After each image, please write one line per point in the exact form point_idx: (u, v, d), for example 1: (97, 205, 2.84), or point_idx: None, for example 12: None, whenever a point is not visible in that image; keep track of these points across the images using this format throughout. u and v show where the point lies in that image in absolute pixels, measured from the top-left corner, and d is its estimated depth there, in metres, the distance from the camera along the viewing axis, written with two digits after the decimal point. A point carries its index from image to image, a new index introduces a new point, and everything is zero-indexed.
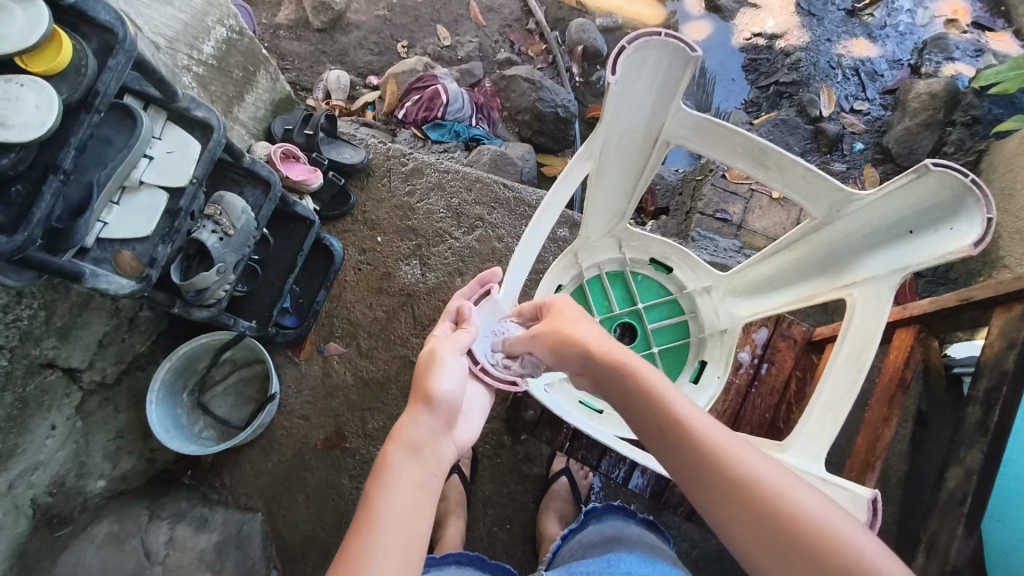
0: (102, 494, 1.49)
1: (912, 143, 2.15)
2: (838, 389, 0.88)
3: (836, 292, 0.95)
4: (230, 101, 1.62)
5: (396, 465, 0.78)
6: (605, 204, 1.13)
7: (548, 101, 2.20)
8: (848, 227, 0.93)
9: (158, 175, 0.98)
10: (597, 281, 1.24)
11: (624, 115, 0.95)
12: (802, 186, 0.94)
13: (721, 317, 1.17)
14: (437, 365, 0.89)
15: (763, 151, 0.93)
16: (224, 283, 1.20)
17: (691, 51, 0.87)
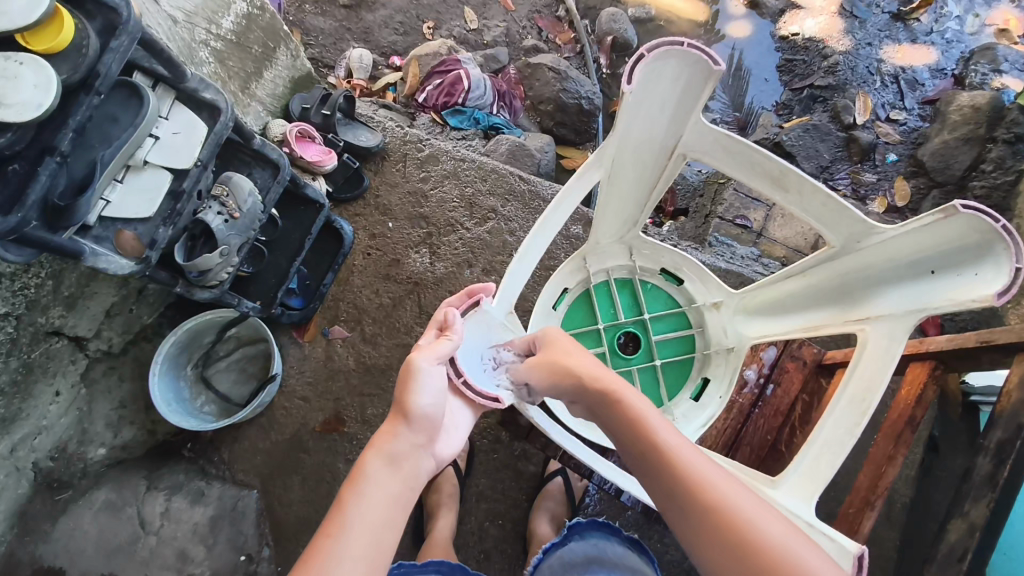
0: (102, 462, 1.51)
1: (949, 157, 2.05)
2: (838, 429, 0.85)
3: (848, 325, 0.91)
4: (248, 78, 1.60)
5: (370, 473, 0.78)
6: (616, 210, 1.08)
7: (572, 93, 2.15)
8: (867, 260, 0.88)
9: (163, 156, 0.97)
10: (604, 287, 1.20)
11: (638, 124, 0.91)
12: (823, 212, 0.89)
13: (728, 335, 1.12)
14: (416, 380, 0.87)
15: (780, 172, 0.89)
16: (227, 265, 1.20)
17: (714, 64, 0.82)
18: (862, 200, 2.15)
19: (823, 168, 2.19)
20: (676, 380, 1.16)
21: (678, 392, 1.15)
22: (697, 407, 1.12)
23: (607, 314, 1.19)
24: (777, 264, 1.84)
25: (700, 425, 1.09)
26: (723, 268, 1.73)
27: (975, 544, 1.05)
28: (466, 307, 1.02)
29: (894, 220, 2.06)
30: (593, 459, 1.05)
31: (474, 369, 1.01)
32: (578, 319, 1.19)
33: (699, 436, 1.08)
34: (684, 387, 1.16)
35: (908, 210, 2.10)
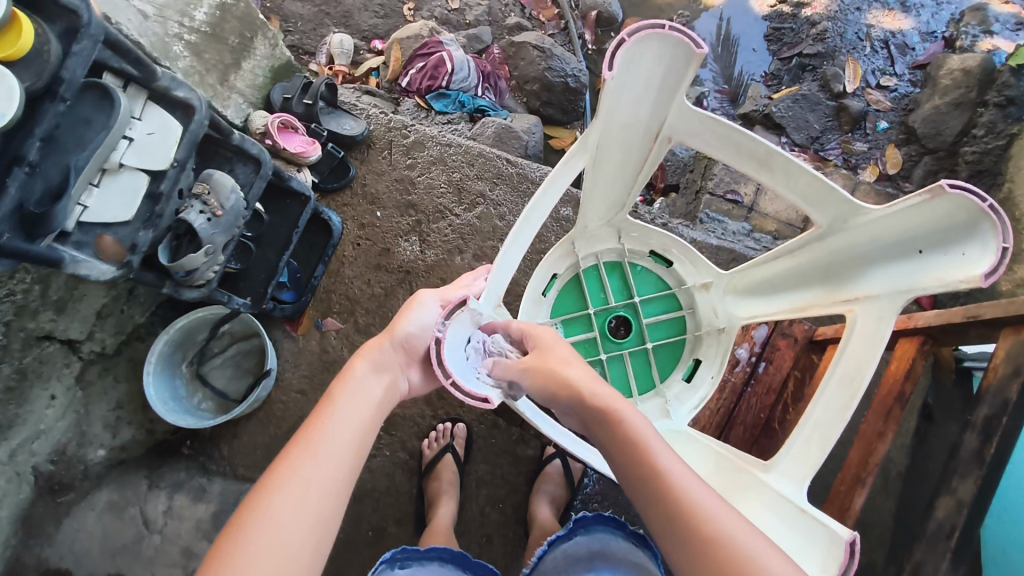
0: (102, 464, 1.50)
1: (940, 123, 2.04)
2: (829, 411, 0.85)
3: (836, 305, 0.90)
4: (226, 70, 1.56)
5: (361, 370, 0.88)
6: (602, 194, 1.07)
7: (558, 71, 2.12)
8: (855, 239, 0.87)
9: (139, 158, 0.95)
10: (594, 271, 1.19)
11: (622, 109, 0.89)
12: (809, 192, 0.88)
13: (719, 316, 1.12)
14: (415, 307, 0.96)
15: (767, 153, 0.88)
16: (213, 264, 1.18)
17: (696, 48, 0.81)
18: (853, 170, 2.13)
19: (813, 139, 2.16)
20: (668, 362, 1.16)
21: (670, 374, 1.15)
22: (690, 388, 1.12)
23: (597, 298, 1.18)
24: (769, 238, 1.84)
25: (693, 406, 1.09)
26: (715, 244, 1.72)
27: (964, 519, 1.07)
28: (452, 308, 0.97)
29: (887, 189, 2.05)
30: (589, 454, 1.06)
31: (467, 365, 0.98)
32: (569, 304, 1.18)
33: (691, 418, 1.09)
34: (676, 369, 1.16)
35: (900, 178, 2.09)
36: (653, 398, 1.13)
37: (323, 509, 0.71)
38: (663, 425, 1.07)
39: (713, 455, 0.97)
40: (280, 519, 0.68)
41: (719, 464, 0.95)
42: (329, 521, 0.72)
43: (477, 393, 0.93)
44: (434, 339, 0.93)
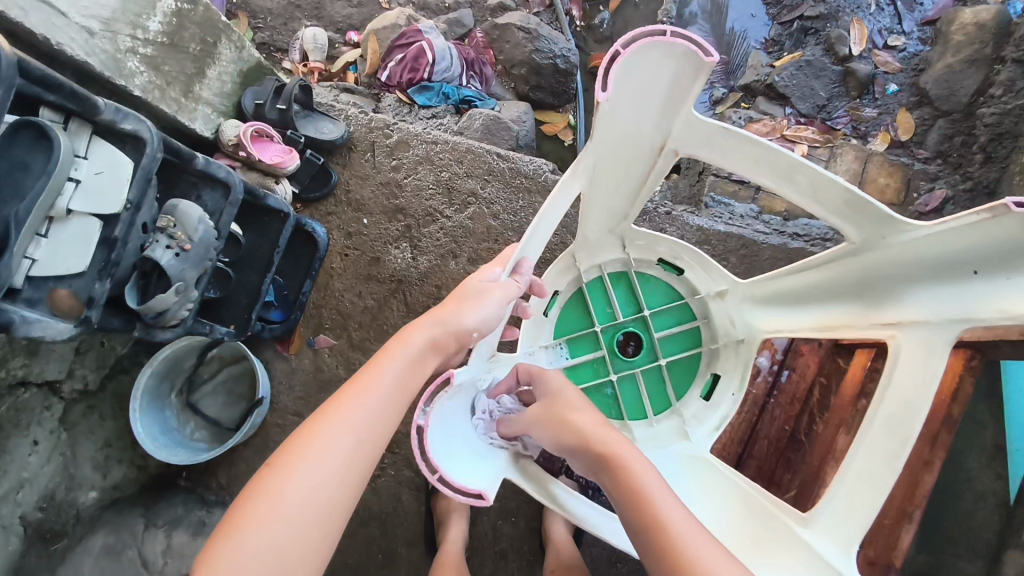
0: (96, 505, 1.45)
1: (954, 82, 1.91)
2: (875, 459, 0.79)
3: (879, 330, 0.84)
4: (189, 80, 1.44)
5: (411, 340, 0.88)
6: (604, 205, 1.00)
7: (545, 52, 2.00)
8: (895, 257, 0.81)
9: (88, 201, 0.87)
10: (597, 282, 1.14)
11: (623, 121, 0.82)
12: (842, 207, 0.80)
13: (737, 327, 1.05)
14: (477, 300, 0.94)
15: (791, 166, 0.80)
16: (186, 302, 1.09)
17: (706, 55, 0.73)
18: (862, 138, 2.00)
19: (820, 108, 2.03)
20: (683, 377, 1.10)
21: (687, 390, 1.09)
22: (709, 406, 1.06)
23: (604, 314, 1.12)
24: (779, 218, 1.73)
25: (715, 425, 1.03)
26: (722, 231, 1.62)
27: None
28: (436, 387, 0.81)
29: (900, 157, 1.93)
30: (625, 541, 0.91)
31: (457, 450, 0.86)
32: (574, 321, 1.12)
33: (712, 439, 1.03)
34: (693, 386, 1.09)
35: (913, 143, 1.95)
36: (671, 418, 1.07)
37: (346, 473, 0.75)
38: (684, 447, 1.02)
39: (733, 491, 0.90)
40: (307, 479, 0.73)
41: (745, 506, 0.88)
42: (331, 513, 0.73)
43: (471, 489, 0.81)
44: (415, 428, 0.78)
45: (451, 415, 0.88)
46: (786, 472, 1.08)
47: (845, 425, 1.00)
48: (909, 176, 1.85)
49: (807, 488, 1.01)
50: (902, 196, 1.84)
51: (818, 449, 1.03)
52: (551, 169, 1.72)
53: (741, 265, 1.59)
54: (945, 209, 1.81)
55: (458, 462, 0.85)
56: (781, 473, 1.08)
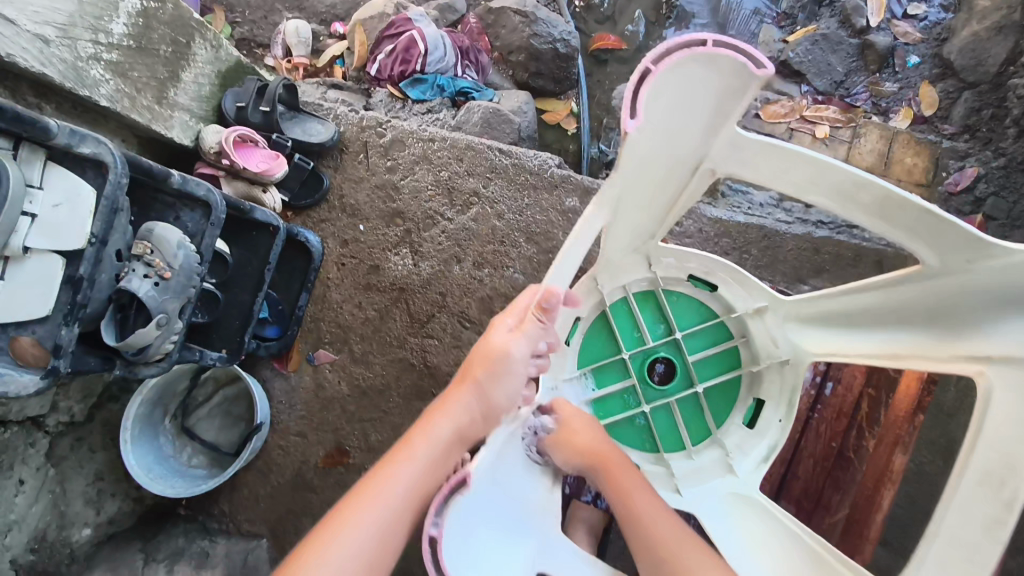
0: (91, 541, 1.37)
1: (981, 51, 1.77)
2: (972, 525, 0.72)
3: (963, 366, 0.79)
4: (163, 86, 1.33)
5: (436, 431, 0.88)
6: (631, 229, 0.98)
7: (544, 37, 1.88)
8: (977, 284, 0.76)
9: (45, 237, 0.78)
10: (624, 304, 1.10)
11: (663, 142, 0.80)
12: (916, 229, 0.78)
13: (780, 347, 1.02)
14: (503, 367, 0.89)
15: (856, 185, 0.78)
16: (170, 335, 0.99)
17: (756, 67, 0.70)
18: (884, 115, 1.87)
19: (837, 84, 1.91)
20: (722, 404, 1.09)
21: (727, 418, 1.08)
22: (754, 434, 1.05)
23: (632, 338, 1.10)
24: (801, 206, 1.62)
25: (762, 457, 1.02)
26: (741, 221, 1.49)
27: None
28: (451, 489, 0.73)
29: (926, 134, 1.81)
30: None
31: (487, 548, 0.79)
32: (599, 347, 1.11)
33: (760, 472, 1.02)
34: (732, 413, 1.08)
35: (937, 118, 1.83)
36: (711, 448, 1.07)
37: (365, 572, 0.78)
38: (727, 483, 1.01)
39: (801, 550, 0.87)
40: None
41: (813, 562, 0.85)
42: None
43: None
44: (426, 540, 0.70)
45: (484, 503, 0.80)
46: (834, 492, 1.09)
47: (900, 444, 1.03)
48: (937, 154, 1.74)
49: (860, 515, 1.05)
50: (930, 176, 1.73)
51: (870, 469, 1.06)
52: (558, 162, 1.57)
53: (763, 258, 1.47)
54: (977, 188, 1.70)
55: (484, 566, 0.77)
56: (829, 493, 1.10)
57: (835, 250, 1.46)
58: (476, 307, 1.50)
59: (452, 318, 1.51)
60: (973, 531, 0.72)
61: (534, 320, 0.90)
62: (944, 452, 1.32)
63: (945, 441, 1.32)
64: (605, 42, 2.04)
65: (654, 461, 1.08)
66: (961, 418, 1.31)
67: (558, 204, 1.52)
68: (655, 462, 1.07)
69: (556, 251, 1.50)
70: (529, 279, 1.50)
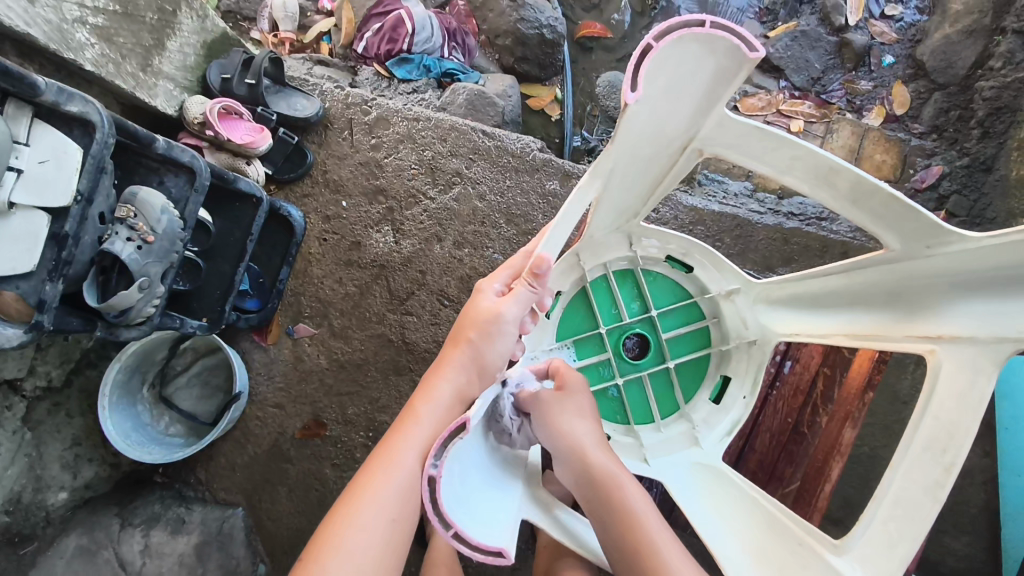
0: (66, 506, 1.38)
1: (951, 54, 1.82)
2: (915, 488, 0.75)
3: (915, 344, 0.81)
4: (147, 53, 1.34)
5: (438, 395, 0.89)
6: (617, 208, 1.01)
7: (531, 22, 1.89)
8: (934, 267, 0.79)
9: (30, 194, 0.79)
10: (603, 282, 1.14)
11: (656, 122, 0.81)
12: (882, 212, 0.79)
13: (749, 327, 1.07)
14: (496, 330, 0.90)
15: (832, 169, 0.80)
16: (151, 299, 1.01)
17: (750, 50, 0.71)
18: (857, 112, 1.93)
19: (814, 80, 1.97)
20: (691, 380, 1.14)
21: (696, 393, 1.13)
22: (720, 410, 1.09)
23: (610, 315, 1.14)
24: (774, 197, 1.67)
25: (726, 431, 1.07)
26: (716, 210, 1.54)
27: None
28: (451, 433, 0.69)
29: (896, 133, 1.87)
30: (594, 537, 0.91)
31: (473, 495, 0.75)
32: (577, 322, 1.15)
33: (723, 445, 1.06)
34: (701, 389, 1.13)
35: (907, 118, 1.89)
36: (678, 421, 1.11)
37: (393, 537, 0.79)
38: (693, 455, 1.06)
39: (762, 515, 0.90)
40: (357, 560, 0.75)
41: (771, 531, 0.89)
42: None
43: (492, 546, 0.68)
44: (426, 479, 0.66)
45: (466, 458, 0.76)
46: (787, 465, 1.14)
47: (850, 419, 1.08)
48: (905, 153, 1.81)
49: (810, 486, 1.09)
50: (899, 172, 1.80)
51: (822, 442, 1.11)
52: (540, 146, 1.60)
53: (735, 246, 1.52)
54: (941, 185, 1.77)
55: (473, 512, 0.72)
56: (783, 466, 1.15)
57: (804, 241, 1.52)
58: (455, 286, 1.53)
59: (431, 295, 1.53)
60: (915, 489, 0.75)
61: (522, 281, 0.90)
62: (897, 435, 1.39)
63: (898, 425, 1.39)
64: (591, 30, 2.05)
65: (623, 432, 1.11)
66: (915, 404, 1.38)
67: (539, 187, 1.55)
68: (624, 433, 1.11)
69: (534, 233, 1.54)
70: (508, 260, 1.53)
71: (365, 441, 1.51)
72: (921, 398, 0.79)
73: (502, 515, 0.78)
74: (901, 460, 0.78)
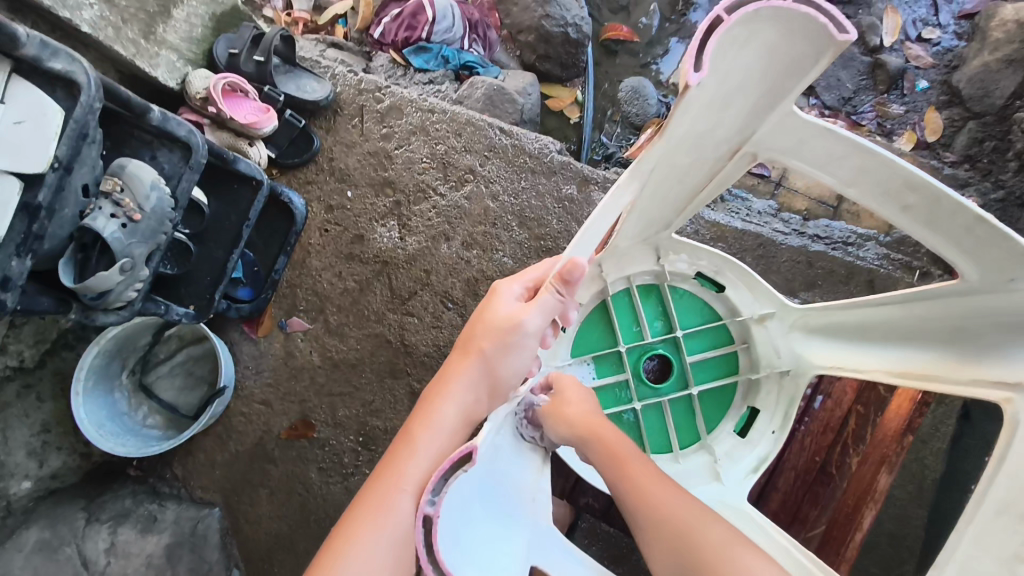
0: (30, 496, 1.30)
1: (989, 82, 1.75)
2: (989, 557, 0.64)
3: (983, 388, 0.73)
4: (151, 20, 1.28)
5: (440, 417, 0.82)
6: (650, 217, 0.94)
7: (556, 19, 1.81)
8: (1011, 304, 0.70)
9: (2, 157, 0.71)
10: (626, 296, 1.06)
11: (709, 119, 0.73)
12: (963, 238, 0.71)
13: (781, 356, 0.99)
14: (514, 340, 0.82)
15: (906, 185, 0.73)
16: (133, 283, 0.92)
17: (839, 32, 0.61)
18: (887, 136, 1.86)
19: (845, 100, 1.89)
20: (715, 410, 1.05)
21: (718, 424, 1.05)
22: (744, 444, 1.02)
23: (630, 332, 1.06)
24: (800, 218, 1.59)
25: (751, 467, 0.99)
26: (739, 227, 1.47)
27: None
28: (452, 465, 0.63)
29: (927, 161, 1.79)
30: None
31: (479, 534, 0.67)
32: (595, 337, 1.06)
33: (747, 483, 0.98)
34: (724, 419, 1.05)
35: (939, 146, 1.82)
36: (698, 453, 1.03)
37: None
38: (713, 491, 0.98)
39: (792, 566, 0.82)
40: None
41: None
42: None
43: None
44: (421, 519, 0.59)
45: (474, 491, 0.68)
46: (812, 507, 1.04)
47: (887, 464, 0.95)
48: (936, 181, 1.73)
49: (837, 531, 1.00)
50: None
51: (854, 487, 0.98)
52: (559, 148, 1.52)
53: (757, 266, 1.44)
54: None
55: (473, 554, 0.65)
56: (807, 508, 1.05)
57: (829, 266, 1.44)
58: (461, 288, 1.45)
59: (434, 297, 1.45)
60: None
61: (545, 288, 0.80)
62: (918, 479, 1.31)
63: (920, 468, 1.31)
64: (616, 33, 1.98)
65: None
66: (939, 447, 1.30)
67: (555, 191, 1.47)
68: None
69: (547, 239, 1.45)
70: (518, 265, 1.45)
71: (354, 446, 1.42)
72: (995, 454, 0.68)
73: (506, 559, 0.70)
74: (965, 525, 0.68)
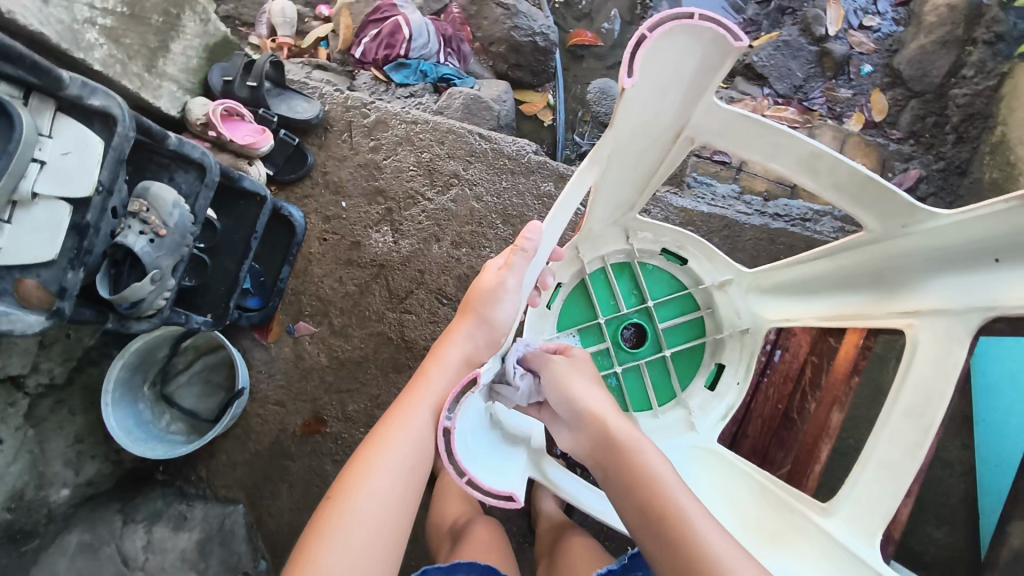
0: (68, 503, 1.39)
1: (926, 63, 1.90)
2: (905, 452, 0.80)
3: (894, 318, 0.87)
4: (152, 54, 1.40)
5: (448, 357, 0.94)
6: (616, 199, 1.07)
7: (524, 30, 1.94)
8: (910, 245, 0.85)
9: (55, 185, 0.83)
10: (602, 274, 1.19)
11: (649, 112, 0.86)
12: (862, 196, 0.85)
13: (741, 317, 1.13)
14: (500, 294, 0.95)
15: (813, 155, 0.86)
16: (163, 292, 1.04)
17: (734, 40, 0.77)
18: (838, 119, 2.00)
19: (797, 88, 2.04)
20: (688, 368, 1.19)
21: (691, 381, 1.18)
22: (715, 396, 1.14)
23: (608, 305, 1.19)
24: (760, 199, 1.73)
25: (720, 416, 1.12)
26: (705, 211, 1.60)
27: None
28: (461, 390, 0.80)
29: (875, 138, 1.93)
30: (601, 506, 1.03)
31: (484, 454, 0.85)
32: (576, 313, 1.19)
33: (717, 429, 1.11)
34: (696, 376, 1.18)
35: (886, 124, 1.97)
36: (675, 408, 1.16)
37: (403, 494, 0.83)
38: (690, 438, 1.10)
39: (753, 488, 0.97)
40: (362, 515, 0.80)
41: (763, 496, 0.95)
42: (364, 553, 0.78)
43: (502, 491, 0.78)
44: (442, 430, 0.75)
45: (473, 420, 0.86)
46: (778, 450, 1.16)
47: (839, 403, 1.04)
48: (884, 157, 1.88)
49: None
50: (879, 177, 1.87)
51: (812, 427, 1.08)
52: (534, 149, 1.65)
53: (723, 246, 1.57)
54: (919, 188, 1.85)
55: (483, 465, 0.82)
56: (774, 450, 1.17)
57: (789, 240, 1.58)
58: (453, 284, 1.57)
59: (430, 294, 1.57)
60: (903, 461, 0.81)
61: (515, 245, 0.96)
62: None
63: None
64: (582, 39, 2.12)
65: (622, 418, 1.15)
66: None
67: (535, 188, 1.60)
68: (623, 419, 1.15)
69: None
70: None
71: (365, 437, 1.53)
72: (914, 377, 0.83)
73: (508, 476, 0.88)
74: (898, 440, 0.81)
